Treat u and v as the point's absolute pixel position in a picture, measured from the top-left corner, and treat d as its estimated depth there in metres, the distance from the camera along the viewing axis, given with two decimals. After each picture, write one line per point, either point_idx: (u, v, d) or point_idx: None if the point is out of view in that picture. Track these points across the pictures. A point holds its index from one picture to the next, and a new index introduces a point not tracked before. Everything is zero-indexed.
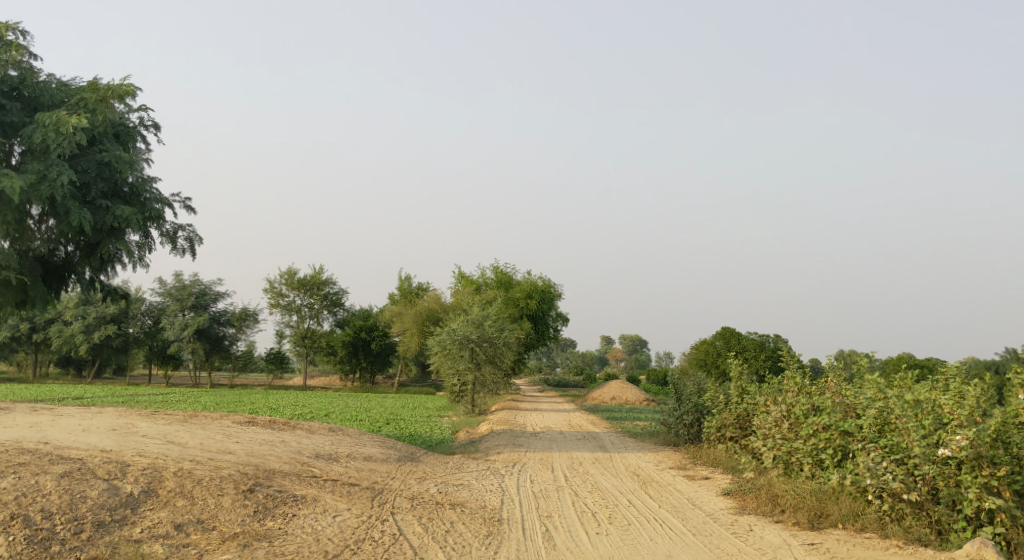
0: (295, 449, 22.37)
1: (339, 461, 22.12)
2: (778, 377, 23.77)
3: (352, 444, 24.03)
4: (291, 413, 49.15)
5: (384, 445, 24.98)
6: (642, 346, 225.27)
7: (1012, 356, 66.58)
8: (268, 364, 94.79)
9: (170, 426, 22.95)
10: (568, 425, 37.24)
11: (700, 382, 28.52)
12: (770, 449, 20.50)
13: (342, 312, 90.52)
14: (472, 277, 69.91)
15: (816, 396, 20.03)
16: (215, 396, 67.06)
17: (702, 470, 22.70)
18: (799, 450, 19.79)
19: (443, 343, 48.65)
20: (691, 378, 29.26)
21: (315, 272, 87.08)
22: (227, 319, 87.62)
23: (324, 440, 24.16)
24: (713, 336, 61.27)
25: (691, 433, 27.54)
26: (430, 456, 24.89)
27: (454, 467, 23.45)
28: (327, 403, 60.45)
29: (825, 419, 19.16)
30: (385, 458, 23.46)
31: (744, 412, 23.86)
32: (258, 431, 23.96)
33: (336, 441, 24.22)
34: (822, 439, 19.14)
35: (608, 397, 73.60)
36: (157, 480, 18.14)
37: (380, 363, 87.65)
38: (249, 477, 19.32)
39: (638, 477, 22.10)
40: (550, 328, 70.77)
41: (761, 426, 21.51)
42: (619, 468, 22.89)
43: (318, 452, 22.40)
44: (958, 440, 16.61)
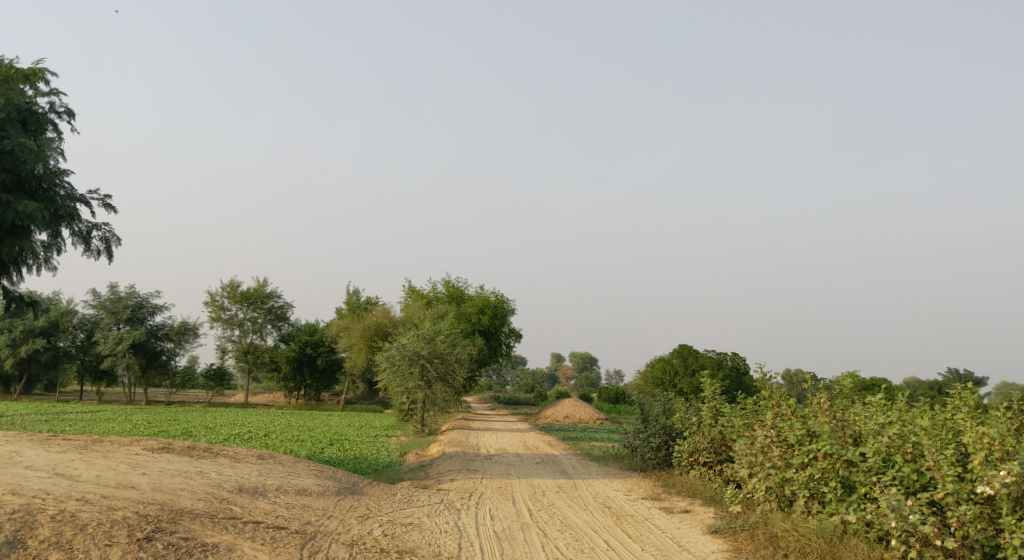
0: (214, 481, 19.94)
1: (265, 497, 19.75)
2: (752, 397, 22.01)
3: (282, 474, 21.64)
4: (228, 431, 46.52)
5: (319, 474, 22.63)
6: (593, 364, 223.61)
7: (955, 378, 66.17)
8: (208, 380, 91.67)
9: (66, 454, 20.36)
10: (523, 447, 35.13)
11: (667, 402, 26.64)
12: (759, 481, 18.63)
13: (287, 327, 87.75)
14: (422, 290, 67.66)
15: (810, 419, 18.24)
16: (149, 414, 64.11)
17: (677, 501, 20.81)
18: (794, 482, 18.04)
19: (392, 359, 46.39)
20: (657, 396, 27.32)
21: (258, 286, 84.49)
22: (165, 333, 84.66)
23: (249, 469, 21.75)
24: (669, 353, 59.57)
25: (659, 457, 25.48)
26: (373, 487, 22.59)
27: (402, 501, 21.18)
28: (267, 422, 57.74)
29: (823, 446, 17.42)
30: (322, 492, 21.12)
31: (719, 436, 22.04)
32: (171, 460, 21.44)
33: (263, 470, 21.83)
34: (821, 470, 17.45)
35: (561, 415, 71.64)
36: (27, 528, 15.77)
37: (326, 381, 84.93)
38: (148, 520, 16.91)
39: (611, 509, 20.13)
40: (502, 344, 68.73)
41: (743, 453, 19.61)
42: (586, 499, 20.85)
43: (241, 485, 19.98)
44: (1002, 476, 14.91)
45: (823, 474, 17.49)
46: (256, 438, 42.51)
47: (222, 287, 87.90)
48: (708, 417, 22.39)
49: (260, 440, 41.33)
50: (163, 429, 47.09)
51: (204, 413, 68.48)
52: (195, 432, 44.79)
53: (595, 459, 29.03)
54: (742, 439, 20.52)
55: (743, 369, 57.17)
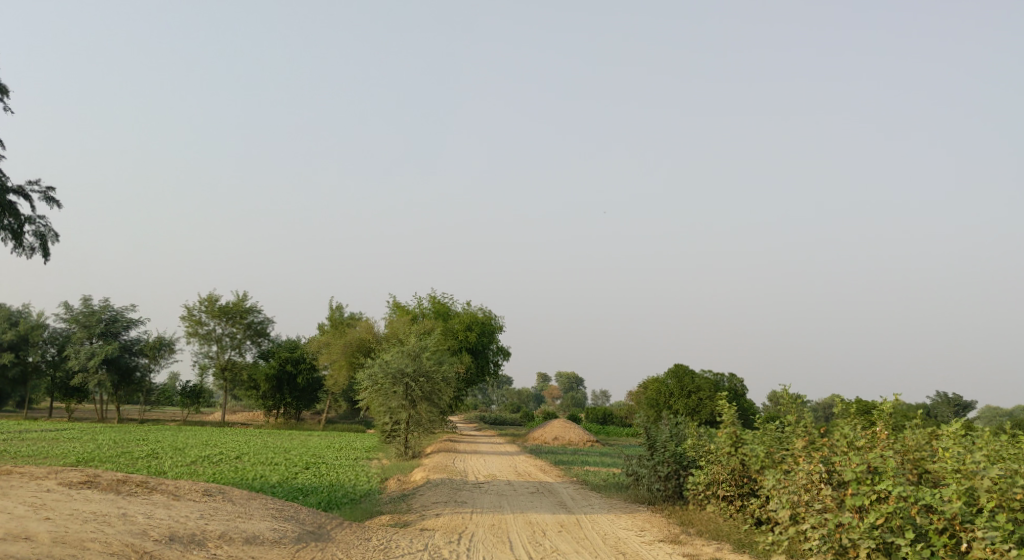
0: (138, 528, 17.28)
1: (203, 550, 17.15)
2: (777, 423, 19.82)
3: (227, 516, 18.89)
4: (198, 452, 43.79)
5: (276, 515, 19.85)
6: (579, 384, 220.91)
7: (949, 402, 63.98)
8: (184, 398, 88.65)
9: None
10: (516, 473, 32.52)
11: (677, 424, 24.13)
12: (810, 526, 16.76)
13: (266, 343, 84.86)
14: (407, 306, 64.98)
15: (863, 455, 16.64)
16: (118, 433, 61.29)
17: (699, 545, 18.50)
18: (852, 529, 16.27)
19: (373, 377, 43.76)
20: (666, 418, 24.80)
21: (237, 299, 81.71)
22: (140, 348, 81.77)
23: (188, 509, 19.01)
24: (664, 373, 57.00)
25: (669, 489, 22.89)
26: (340, 529, 19.97)
27: (375, 548, 18.49)
28: (241, 442, 54.96)
29: (892, 488, 15.87)
30: (277, 540, 18.45)
31: (741, 466, 19.68)
32: (93, 498, 18.74)
33: (206, 511, 19.09)
34: (886, 513, 15.90)
35: (550, 437, 68.90)
36: None
37: (306, 399, 81.99)
38: None
39: (627, 557, 17.82)
40: (490, 363, 66.13)
41: (783, 493, 17.64)
42: (597, 545, 18.50)
43: (173, 534, 17.35)
44: None
45: (891, 519, 15.98)
46: (227, 460, 39.76)
47: (200, 301, 85.15)
48: (726, 444, 20.03)
49: (230, 462, 38.59)
50: (129, 449, 44.25)
51: (177, 432, 65.69)
52: (162, 453, 42.01)
53: (596, 489, 26.41)
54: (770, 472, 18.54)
55: (741, 391, 54.71)
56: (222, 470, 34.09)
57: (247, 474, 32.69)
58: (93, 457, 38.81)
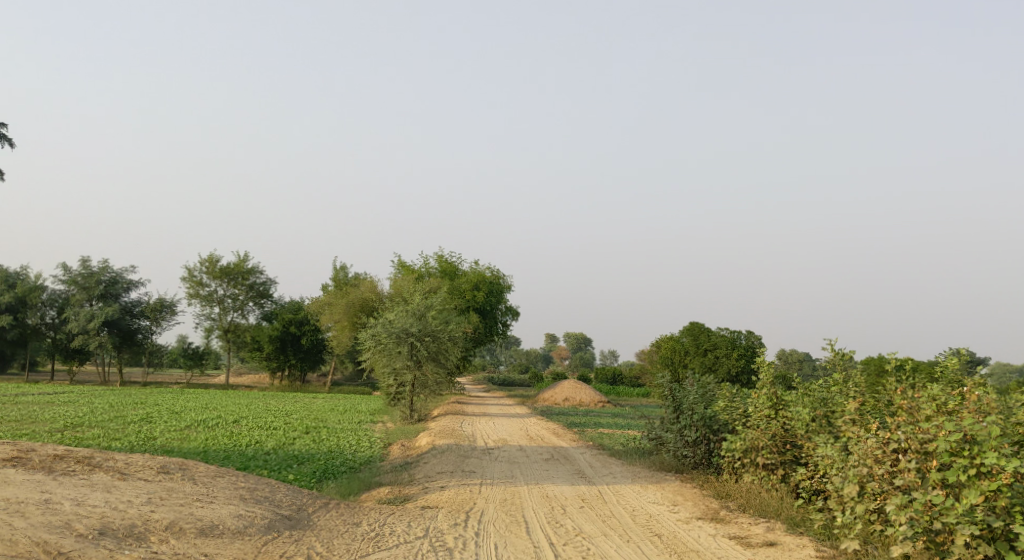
0: (61, 520, 15.27)
1: (139, 547, 15.12)
2: (822, 382, 17.98)
3: (180, 501, 16.88)
4: (193, 416, 41.85)
5: (245, 497, 17.83)
6: (587, 345, 219.17)
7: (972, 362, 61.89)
8: (186, 359, 86.95)
9: None
10: (527, 437, 30.54)
11: (702, 381, 22.11)
12: (895, 508, 14.90)
13: (270, 305, 82.94)
14: (412, 265, 62.82)
15: (952, 423, 14.86)
16: (117, 396, 59.52)
17: (747, 524, 16.64)
18: (948, 511, 14.48)
19: (376, 337, 41.73)
20: (691, 377, 22.75)
21: (238, 260, 79.67)
22: (141, 310, 79.90)
23: (134, 492, 17.01)
24: (679, 331, 54.86)
25: (699, 456, 20.92)
26: (323, 512, 17.95)
27: (365, 537, 16.45)
28: (241, 406, 53.13)
29: (999, 463, 14.14)
30: (240, 530, 16.41)
31: (783, 430, 17.87)
32: (22, 482, 16.62)
33: (156, 495, 17.06)
34: (992, 492, 14.20)
35: (559, 397, 67.01)
36: None
37: (310, 361, 80.13)
38: None
39: (665, 542, 15.90)
40: (498, 323, 64.10)
41: (851, 465, 15.81)
42: (627, 526, 16.51)
43: (104, 529, 15.32)
44: None
45: (996, 497, 14.30)
46: (223, 424, 37.85)
47: (201, 262, 83.16)
48: (765, 407, 18.17)
49: (227, 426, 36.63)
50: (122, 414, 42.40)
51: (177, 395, 63.99)
52: (155, 418, 40.07)
53: (614, 455, 24.40)
54: (824, 441, 16.71)
55: (758, 349, 52.58)
56: (216, 435, 32.10)
57: (241, 439, 30.66)
58: (83, 421, 36.87)
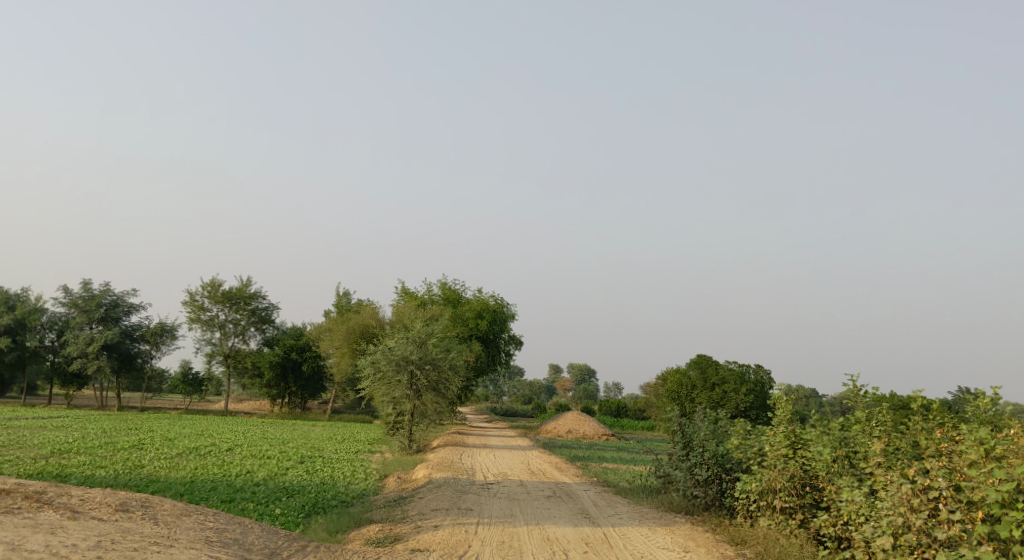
0: None
1: None
2: (841, 421, 17.25)
3: (133, 545, 15.83)
4: (186, 443, 40.72)
5: (210, 541, 16.76)
6: (591, 376, 217.33)
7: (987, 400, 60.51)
8: (186, 385, 85.86)
9: None
10: (528, 472, 29.38)
11: (712, 417, 21.33)
12: None
13: (271, 330, 81.95)
14: (415, 292, 61.83)
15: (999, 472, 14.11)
16: (112, 421, 58.44)
17: None
18: None
19: (375, 364, 40.64)
20: (700, 413, 21.98)
21: (241, 284, 78.81)
22: (141, 334, 78.92)
23: (81, 535, 16.01)
24: (686, 365, 53.67)
25: (710, 497, 19.92)
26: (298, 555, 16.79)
27: None
28: (237, 433, 52.00)
29: None
30: None
31: (801, 472, 17.15)
32: None
33: (106, 538, 16.05)
34: None
35: (563, 429, 65.73)
36: None
37: (311, 388, 78.99)
38: None
39: None
40: (502, 353, 62.99)
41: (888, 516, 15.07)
42: None
43: None
44: None
45: None
46: (217, 453, 36.76)
47: (203, 286, 82.30)
48: (781, 445, 17.41)
49: (219, 455, 35.51)
50: (113, 439, 41.29)
51: (174, 421, 62.91)
52: (147, 444, 38.98)
53: (620, 494, 23.28)
54: (853, 487, 15.97)
55: (767, 384, 51.41)
56: (205, 464, 30.96)
57: (231, 469, 29.52)
58: (72, 447, 35.79)
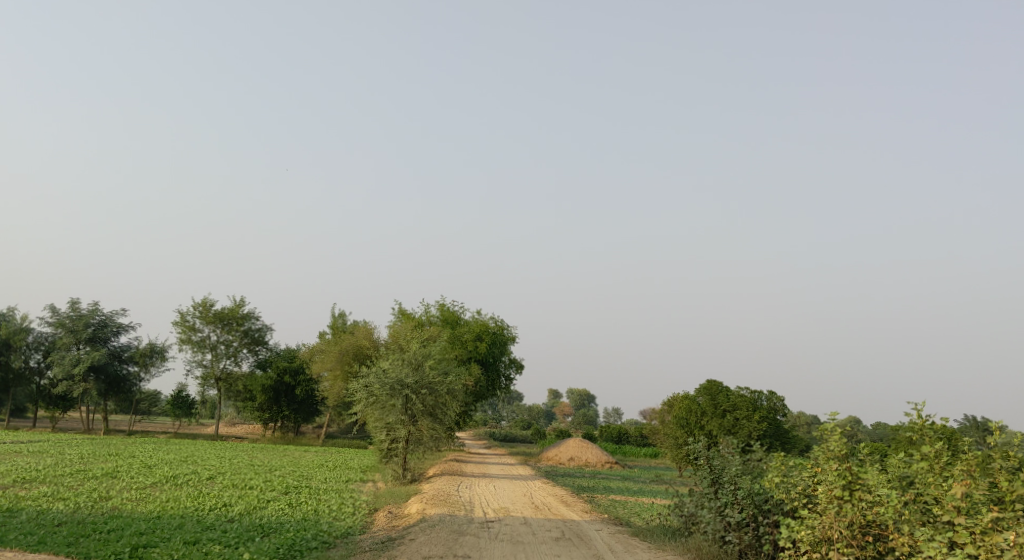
0: None
1: None
2: (899, 461, 17.98)
3: None
4: (165, 471, 37.96)
5: None
6: (590, 401, 213.86)
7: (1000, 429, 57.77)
8: (175, 408, 83.11)
9: None
10: (532, 506, 26.88)
11: (726, 451, 20.99)
12: None
13: (265, 352, 79.24)
14: (412, 313, 59.30)
15: None
16: (95, 446, 55.65)
17: None
18: None
19: (368, 388, 38.14)
20: (716, 447, 21.55)
21: (233, 305, 76.23)
22: (130, 355, 76.18)
23: None
24: (696, 390, 50.98)
25: (746, 540, 19.48)
26: None
27: None
28: (223, 459, 49.34)
29: None
30: None
31: (865, 518, 17.79)
32: None
33: None
34: None
35: (565, 457, 62.99)
36: None
37: (304, 412, 76.30)
38: None
39: None
40: (502, 377, 60.44)
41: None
42: None
43: None
44: None
45: None
46: (194, 482, 34.07)
47: (194, 305, 79.76)
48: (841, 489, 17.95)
49: (198, 485, 32.84)
50: (88, 466, 38.61)
51: (163, 446, 60.43)
52: (121, 472, 36.37)
53: (639, 536, 21.68)
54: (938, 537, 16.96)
55: (780, 411, 48.90)
56: (179, 495, 28.40)
57: (207, 501, 27.01)
58: (38, 475, 33.06)
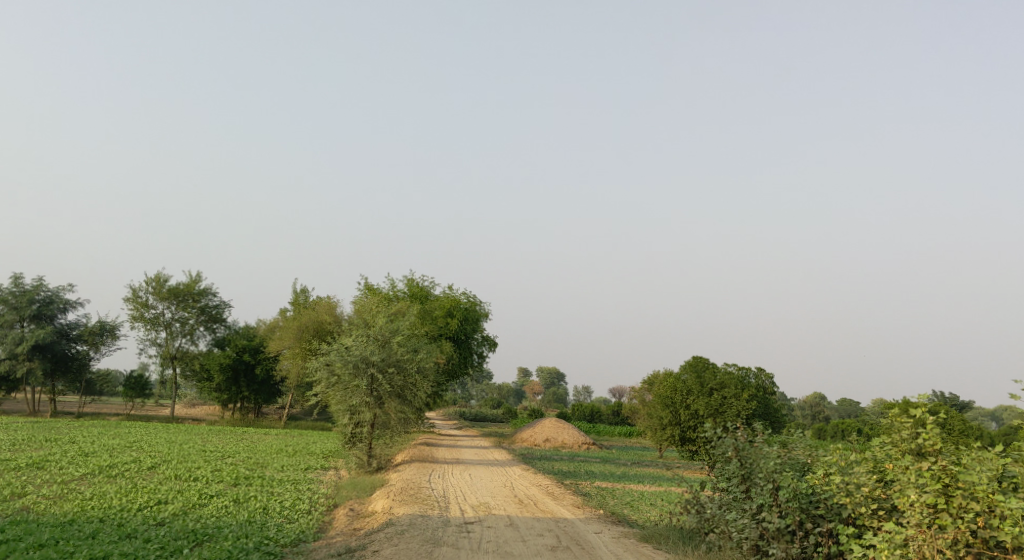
0: None
1: None
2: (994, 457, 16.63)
3: None
4: (101, 460, 33.95)
5: None
6: (559, 379, 210.44)
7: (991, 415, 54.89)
8: (128, 389, 78.76)
9: None
10: (513, 499, 23.67)
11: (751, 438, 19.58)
12: None
13: (223, 330, 75.13)
14: (379, 287, 55.59)
15: None
16: (36, 430, 51.32)
17: None
18: None
19: (329, 367, 34.37)
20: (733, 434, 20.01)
21: (188, 280, 72.04)
22: (78, 334, 71.74)
23: None
24: (680, 368, 47.73)
25: (799, 547, 18.03)
26: None
27: None
28: (171, 445, 45.36)
29: None
30: None
31: (968, 524, 16.28)
32: None
33: None
34: None
35: (539, 438, 59.62)
36: None
37: (265, 393, 72.40)
38: None
39: None
40: (474, 355, 56.89)
41: None
42: None
43: None
44: None
45: None
46: (133, 473, 30.27)
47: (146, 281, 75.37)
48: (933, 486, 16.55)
49: (138, 477, 29.08)
50: (16, 455, 34.54)
51: (110, 429, 56.21)
52: (50, 461, 32.33)
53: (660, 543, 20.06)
54: None
55: (770, 389, 45.65)
56: (108, 490, 24.58)
57: (137, 498, 23.21)
58: None
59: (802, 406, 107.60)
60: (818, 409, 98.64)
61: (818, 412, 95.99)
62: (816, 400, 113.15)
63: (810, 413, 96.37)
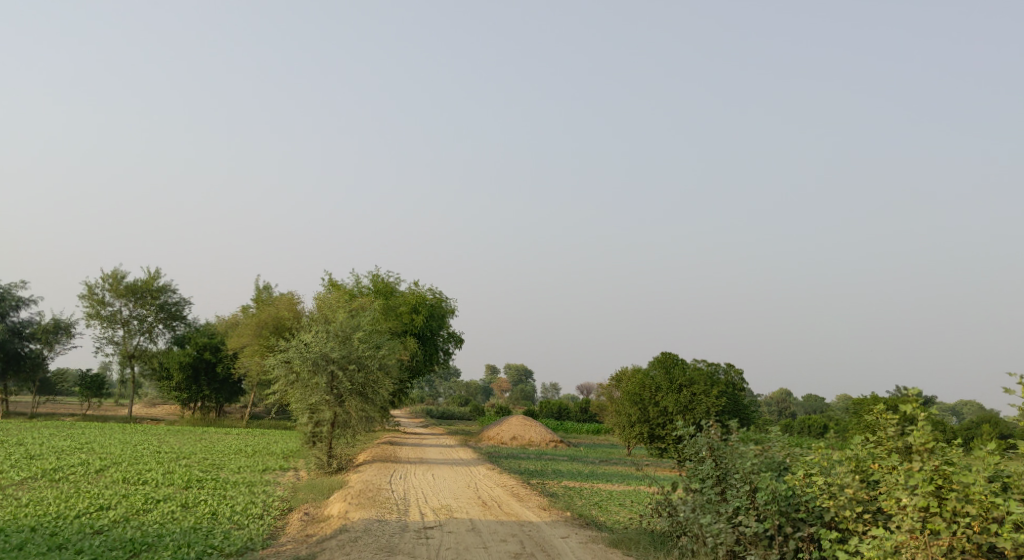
0: None
1: None
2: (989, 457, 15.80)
3: None
4: (47, 463, 32.43)
5: None
6: (526, 377, 209.82)
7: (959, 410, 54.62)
8: (84, 389, 76.81)
9: None
10: (476, 501, 22.61)
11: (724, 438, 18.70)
12: None
13: (183, 327, 73.40)
14: (342, 282, 54.33)
15: None
16: None
17: None
18: None
19: (287, 364, 33.07)
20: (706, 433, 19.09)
21: (146, 276, 70.32)
22: (31, 332, 69.76)
23: None
24: (649, 364, 46.93)
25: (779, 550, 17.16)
26: None
27: None
28: (125, 446, 43.83)
29: None
30: None
31: (962, 527, 15.45)
32: None
33: None
34: None
35: (507, 435, 58.56)
36: None
37: (226, 392, 70.80)
38: None
39: None
40: (440, 351, 55.77)
41: None
42: None
43: None
44: None
45: None
46: (79, 476, 28.82)
47: (103, 278, 73.53)
48: (926, 488, 15.67)
49: (83, 481, 27.64)
50: None
51: (64, 430, 54.47)
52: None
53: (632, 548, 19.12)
54: None
55: (739, 384, 44.95)
56: (49, 495, 23.20)
57: (78, 504, 21.85)
58: None
59: (767, 401, 107.70)
60: (784, 405, 98.64)
61: (784, 408, 95.99)
62: (782, 395, 113.29)
63: (776, 408, 96.32)
